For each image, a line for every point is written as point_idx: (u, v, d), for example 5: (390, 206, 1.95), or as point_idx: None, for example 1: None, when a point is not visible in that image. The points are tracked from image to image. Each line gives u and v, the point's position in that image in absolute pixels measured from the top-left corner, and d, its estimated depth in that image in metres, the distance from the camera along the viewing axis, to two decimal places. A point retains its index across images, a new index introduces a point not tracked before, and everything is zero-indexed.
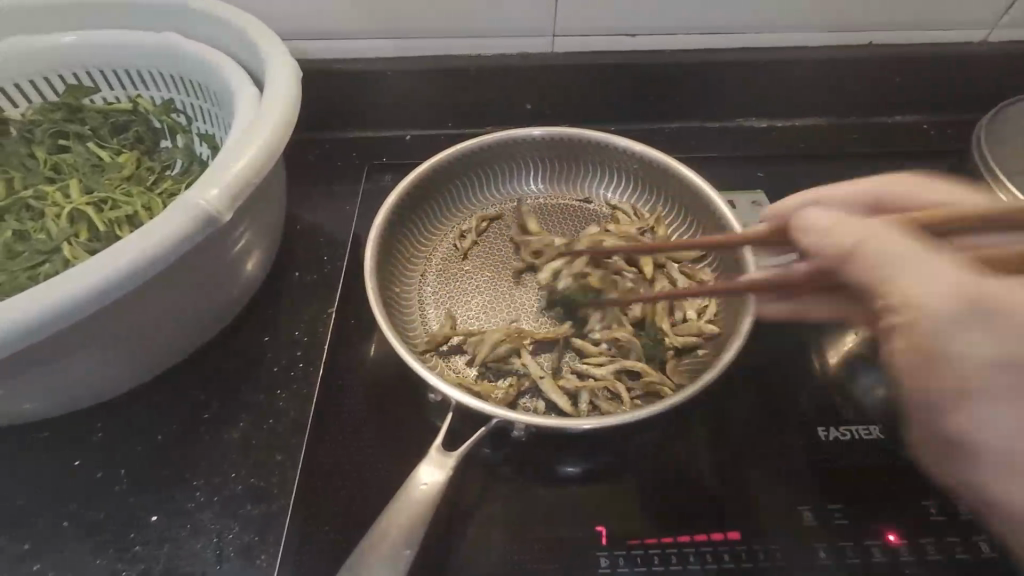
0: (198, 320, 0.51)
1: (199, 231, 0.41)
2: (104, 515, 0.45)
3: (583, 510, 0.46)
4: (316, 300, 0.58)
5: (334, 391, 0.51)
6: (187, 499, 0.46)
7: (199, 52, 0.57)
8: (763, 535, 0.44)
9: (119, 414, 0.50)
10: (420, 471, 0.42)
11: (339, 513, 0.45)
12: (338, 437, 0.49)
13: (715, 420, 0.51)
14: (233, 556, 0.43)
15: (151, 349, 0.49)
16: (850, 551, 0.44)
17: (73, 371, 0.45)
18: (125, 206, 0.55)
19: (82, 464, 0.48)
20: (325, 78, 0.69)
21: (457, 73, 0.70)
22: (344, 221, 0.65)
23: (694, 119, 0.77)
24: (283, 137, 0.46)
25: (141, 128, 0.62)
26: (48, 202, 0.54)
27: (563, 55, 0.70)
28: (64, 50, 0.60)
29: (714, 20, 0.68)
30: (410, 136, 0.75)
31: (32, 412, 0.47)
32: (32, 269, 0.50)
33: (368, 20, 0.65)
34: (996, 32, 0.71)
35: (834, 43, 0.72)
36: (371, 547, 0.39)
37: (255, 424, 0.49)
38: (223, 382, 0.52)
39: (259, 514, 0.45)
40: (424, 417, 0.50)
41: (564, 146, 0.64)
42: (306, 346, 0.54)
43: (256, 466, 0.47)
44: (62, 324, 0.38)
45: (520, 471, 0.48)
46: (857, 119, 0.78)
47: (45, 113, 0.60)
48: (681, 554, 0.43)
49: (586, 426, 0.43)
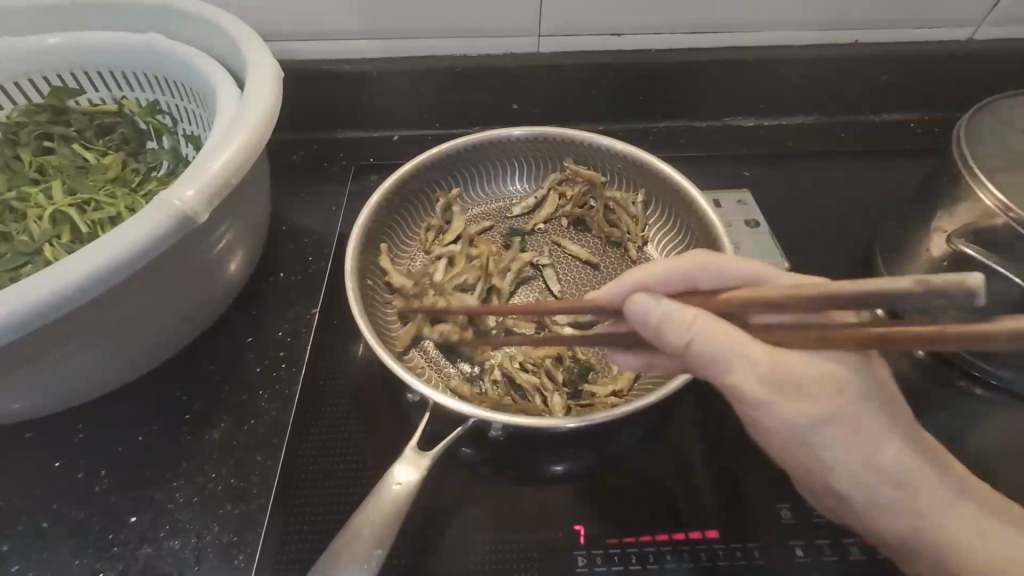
0: (180, 320, 0.51)
1: (176, 232, 0.41)
2: (85, 515, 0.45)
3: (562, 508, 0.46)
4: (299, 300, 0.58)
5: (316, 391, 0.51)
6: (167, 499, 0.46)
7: (183, 53, 0.57)
8: (742, 533, 0.44)
9: (101, 414, 0.51)
10: (395, 470, 0.42)
11: (317, 513, 0.45)
12: (319, 437, 0.49)
13: (697, 418, 0.51)
14: (212, 556, 0.43)
15: (133, 350, 0.49)
16: (829, 550, 0.44)
17: (53, 372, 0.45)
18: (109, 207, 0.55)
19: (63, 465, 0.48)
20: (311, 80, 0.69)
21: (443, 74, 0.70)
22: (329, 221, 0.65)
23: (682, 119, 0.77)
24: (262, 137, 0.46)
25: (127, 130, 0.62)
26: (31, 203, 0.55)
27: (549, 55, 0.70)
28: (49, 51, 0.60)
29: (700, 20, 0.68)
30: (397, 136, 0.75)
31: (14, 413, 0.47)
32: (15, 271, 0.50)
33: (352, 21, 0.65)
34: (982, 30, 0.71)
35: (820, 42, 0.71)
36: (344, 547, 0.39)
37: (237, 424, 0.49)
38: (206, 382, 0.52)
39: (238, 514, 0.45)
40: (405, 415, 0.50)
41: (549, 146, 0.64)
42: (289, 346, 0.54)
43: (236, 466, 0.47)
44: (36, 325, 0.38)
45: (500, 471, 0.48)
46: (844, 118, 0.78)
47: (29, 115, 0.61)
48: (658, 554, 0.43)
49: (563, 425, 0.43)
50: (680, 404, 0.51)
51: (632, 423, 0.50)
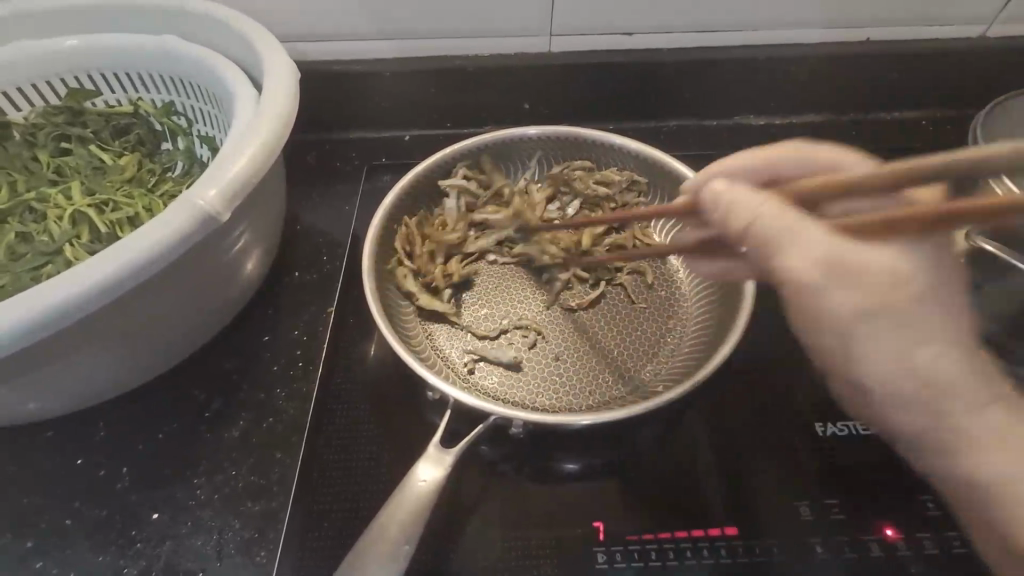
0: (201, 319, 0.51)
1: (198, 231, 0.41)
2: (107, 513, 0.46)
3: (580, 506, 0.46)
4: (316, 299, 0.58)
5: (333, 389, 0.52)
6: (188, 497, 0.46)
7: (200, 55, 0.58)
8: (760, 530, 0.44)
9: (122, 412, 0.51)
10: (419, 469, 0.42)
11: (337, 509, 0.45)
12: (337, 434, 0.49)
13: (713, 414, 0.51)
14: (234, 553, 0.44)
15: (155, 350, 0.49)
16: (848, 546, 0.44)
17: (75, 371, 0.45)
18: (127, 208, 0.55)
19: (84, 463, 0.48)
20: (324, 80, 0.69)
21: (455, 74, 0.70)
22: (343, 220, 0.66)
23: (692, 118, 0.77)
24: (280, 137, 0.47)
25: (143, 131, 0.63)
26: (50, 204, 0.55)
27: (560, 55, 0.70)
28: (67, 54, 0.60)
29: (711, 19, 0.68)
30: (408, 136, 0.75)
31: (36, 413, 0.48)
32: (36, 271, 0.51)
33: (366, 23, 0.66)
34: (994, 27, 0.71)
35: (831, 41, 0.72)
36: (368, 545, 0.39)
37: (256, 422, 0.50)
38: (223, 381, 0.53)
39: (259, 511, 0.45)
40: (424, 413, 0.51)
41: (561, 145, 0.65)
42: (305, 344, 0.55)
43: (256, 463, 0.48)
44: (58, 326, 0.38)
45: (518, 468, 0.48)
46: (855, 116, 0.78)
47: (46, 116, 0.61)
48: (678, 550, 0.43)
49: (581, 422, 0.43)
50: (697, 400, 0.52)
51: (647, 421, 0.50)
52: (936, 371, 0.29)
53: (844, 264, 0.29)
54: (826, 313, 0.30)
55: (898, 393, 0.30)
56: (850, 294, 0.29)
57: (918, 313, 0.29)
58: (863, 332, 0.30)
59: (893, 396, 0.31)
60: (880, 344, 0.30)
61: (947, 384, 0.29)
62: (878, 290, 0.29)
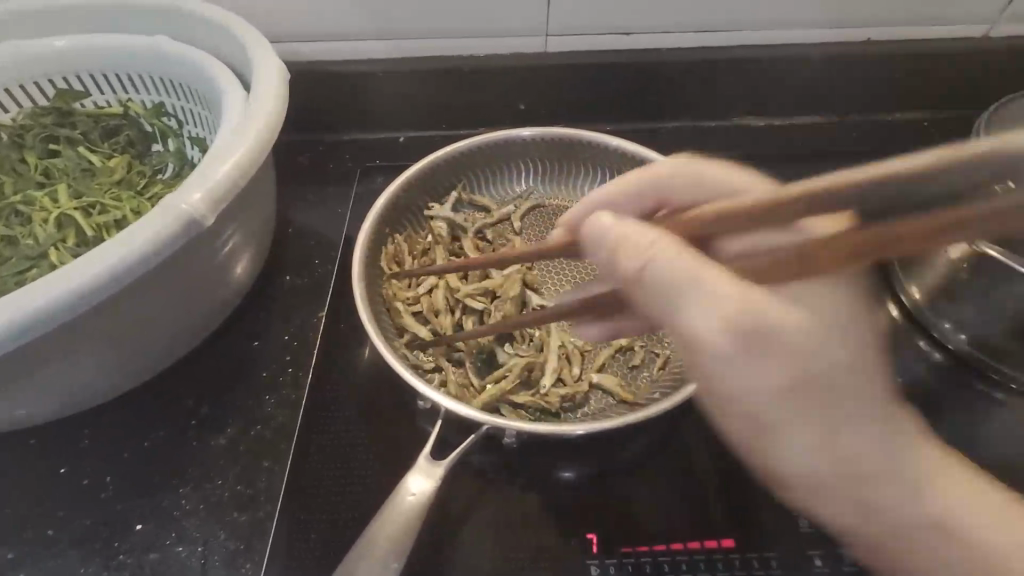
0: (188, 324, 0.50)
1: (182, 235, 0.40)
2: (91, 523, 0.45)
3: (574, 517, 0.45)
4: (306, 304, 0.57)
5: (324, 397, 0.51)
6: (174, 507, 0.45)
7: (190, 56, 0.57)
8: (758, 542, 0.43)
9: (107, 419, 0.50)
10: (410, 480, 0.41)
11: (325, 520, 0.44)
12: (327, 443, 0.48)
13: (711, 423, 0.50)
14: (219, 564, 0.43)
15: (140, 355, 0.48)
16: (849, 558, 0.42)
17: (58, 377, 0.45)
18: (114, 211, 0.55)
19: (69, 471, 0.47)
20: (317, 80, 0.68)
21: (450, 74, 0.69)
22: (336, 223, 0.65)
23: (691, 119, 0.76)
24: (268, 138, 0.46)
25: (133, 132, 0.62)
26: (37, 207, 0.54)
27: (557, 55, 0.69)
28: (56, 55, 0.60)
29: (710, 19, 0.67)
30: (403, 137, 0.74)
31: (20, 420, 0.47)
32: (20, 275, 0.50)
33: (359, 22, 0.65)
34: (997, 27, 0.70)
35: (832, 40, 0.70)
36: (357, 560, 0.38)
37: (244, 430, 0.49)
38: (211, 387, 0.52)
39: (245, 521, 0.44)
40: (415, 421, 0.50)
41: (558, 147, 0.64)
42: (295, 350, 0.54)
43: (244, 472, 0.47)
44: (37, 334, 0.37)
45: (511, 478, 0.47)
46: (856, 116, 0.76)
47: (35, 118, 0.60)
48: (674, 563, 0.42)
49: (576, 432, 0.42)
50: (695, 408, 0.50)
51: (643, 429, 0.49)
52: (826, 389, 0.27)
53: (763, 322, 0.27)
54: (704, 343, 0.28)
55: (865, 478, 0.28)
56: (765, 378, 0.27)
57: (753, 360, 0.27)
58: (776, 416, 0.28)
59: (748, 422, 0.29)
60: (805, 439, 0.28)
61: (892, 422, 0.28)
62: (771, 363, 0.27)
